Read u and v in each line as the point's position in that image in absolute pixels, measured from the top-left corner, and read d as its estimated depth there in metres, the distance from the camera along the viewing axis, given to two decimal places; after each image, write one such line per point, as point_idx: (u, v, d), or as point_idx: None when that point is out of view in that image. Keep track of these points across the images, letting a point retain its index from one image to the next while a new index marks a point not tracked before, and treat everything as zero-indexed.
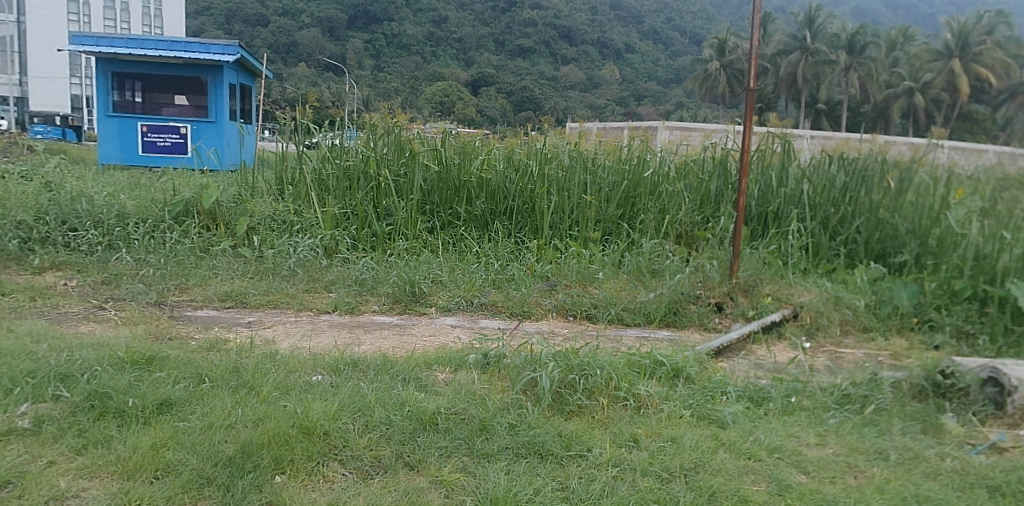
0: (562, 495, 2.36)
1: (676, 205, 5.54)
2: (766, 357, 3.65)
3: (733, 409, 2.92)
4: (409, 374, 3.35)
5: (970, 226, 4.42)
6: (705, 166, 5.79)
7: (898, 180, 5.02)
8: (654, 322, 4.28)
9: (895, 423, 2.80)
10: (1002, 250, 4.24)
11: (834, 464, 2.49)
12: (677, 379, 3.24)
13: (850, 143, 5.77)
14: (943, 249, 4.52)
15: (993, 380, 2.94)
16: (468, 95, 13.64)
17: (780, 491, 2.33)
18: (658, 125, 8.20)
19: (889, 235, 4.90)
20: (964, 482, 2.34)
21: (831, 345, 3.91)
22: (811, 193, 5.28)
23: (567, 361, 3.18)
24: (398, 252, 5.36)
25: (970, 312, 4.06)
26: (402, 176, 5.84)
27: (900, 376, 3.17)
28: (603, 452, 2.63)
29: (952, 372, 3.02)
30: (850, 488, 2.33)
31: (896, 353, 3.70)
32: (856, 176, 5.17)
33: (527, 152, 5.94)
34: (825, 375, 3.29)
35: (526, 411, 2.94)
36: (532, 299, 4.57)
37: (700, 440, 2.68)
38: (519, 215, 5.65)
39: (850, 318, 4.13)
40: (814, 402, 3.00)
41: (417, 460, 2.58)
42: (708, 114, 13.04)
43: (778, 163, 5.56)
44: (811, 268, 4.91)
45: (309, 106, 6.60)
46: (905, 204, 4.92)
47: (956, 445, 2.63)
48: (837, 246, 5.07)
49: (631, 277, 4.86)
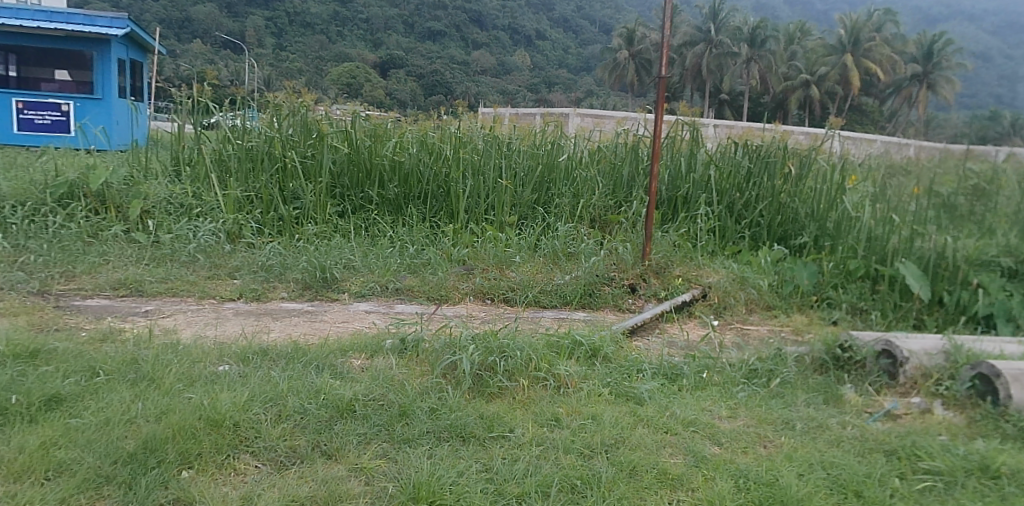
0: (486, 476, 2.35)
1: (590, 189, 5.58)
2: (679, 335, 3.78)
3: (649, 386, 3.00)
4: (324, 361, 3.24)
5: (864, 209, 4.67)
6: (618, 151, 5.85)
7: (799, 166, 5.32)
8: (570, 304, 4.32)
9: (799, 395, 2.96)
10: (892, 233, 4.43)
11: (745, 435, 2.61)
12: (596, 358, 3.30)
13: (753, 132, 6.05)
14: (840, 232, 4.78)
15: (887, 351, 3.14)
16: (377, 77, 13.29)
17: (697, 463, 2.42)
18: (568, 111, 8.28)
19: (790, 218, 5.15)
20: (864, 448, 2.50)
21: (737, 322, 4.09)
22: (717, 179, 5.46)
23: (487, 344, 3.18)
24: (307, 237, 5.17)
25: (864, 289, 4.32)
26: (310, 158, 5.63)
27: (803, 351, 3.34)
28: (525, 432, 2.65)
29: (850, 346, 3.22)
30: (761, 457, 2.45)
31: (798, 329, 3.93)
32: (760, 161, 5.41)
33: (440, 136, 5.83)
34: (734, 351, 3.43)
35: (446, 395, 2.91)
36: (448, 283, 4.51)
37: (620, 417, 2.74)
38: (434, 199, 5.55)
39: (755, 298, 4.32)
40: (724, 377, 3.13)
41: (335, 448, 2.50)
42: (617, 102, 13.31)
43: (687, 150, 5.72)
44: (718, 250, 5.12)
45: (207, 83, 6.23)
46: (804, 188, 5.21)
47: (855, 413, 2.80)
48: (743, 229, 5.27)
49: (547, 260, 4.87)
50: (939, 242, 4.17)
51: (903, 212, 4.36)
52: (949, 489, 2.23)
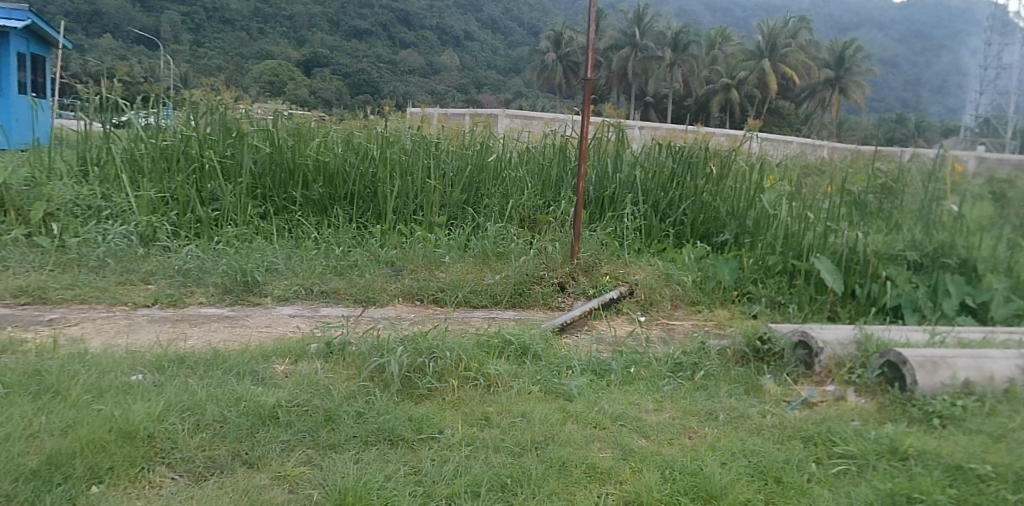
0: (415, 478, 2.30)
1: (519, 190, 5.53)
2: (607, 331, 3.81)
3: (578, 381, 3.01)
4: (245, 368, 3.11)
5: (780, 207, 4.86)
6: (546, 152, 5.81)
7: (720, 167, 5.39)
8: (501, 304, 4.28)
9: (722, 386, 3.04)
10: (807, 229, 4.62)
11: (671, 427, 2.66)
12: (526, 357, 3.29)
13: (676, 134, 6.20)
14: (759, 229, 4.87)
15: (803, 342, 3.24)
16: (300, 75, 12.90)
17: (624, 456, 2.45)
18: (497, 111, 8.29)
19: (712, 217, 5.20)
20: (783, 435, 2.58)
21: (663, 318, 4.15)
22: (643, 179, 5.45)
23: (416, 345, 3.13)
24: (226, 239, 4.96)
25: (782, 284, 4.42)
26: (229, 157, 5.42)
27: (725, 344, 3.45)
28: (455, 432, 2.61)
29: (769, 338, 3.32)
30: (686, 447, 2.50)
31: (720, 323, 4.03)
32: (683, 161, 5.42)
33: (367, 136, 5.72)
34: (659, 346, 3.50)
35: (374, 398, 2.84)
36: (377, 285, 4.41)
37: (549, 414, 2.74)
38: (360, 200, 5.42)
39: (680, 294, 4.40)
40: (651, 371, 3.18)
41: (257, 457, 2.39)
42: (545, 103, 13.40)
43: (613, 151, 5.68)
44: (644, 248, 5.09)
45: (117, 80, 5.93)
46: (725, 188, 5.26)
47: (774, 402, 2.89)
48: (667, 227, 5.27)
49: (477, 260, 4.81)
50: (850, 238, 4.36)
51: (817, 209, 4.77)
52: (862, 472, 2.34)
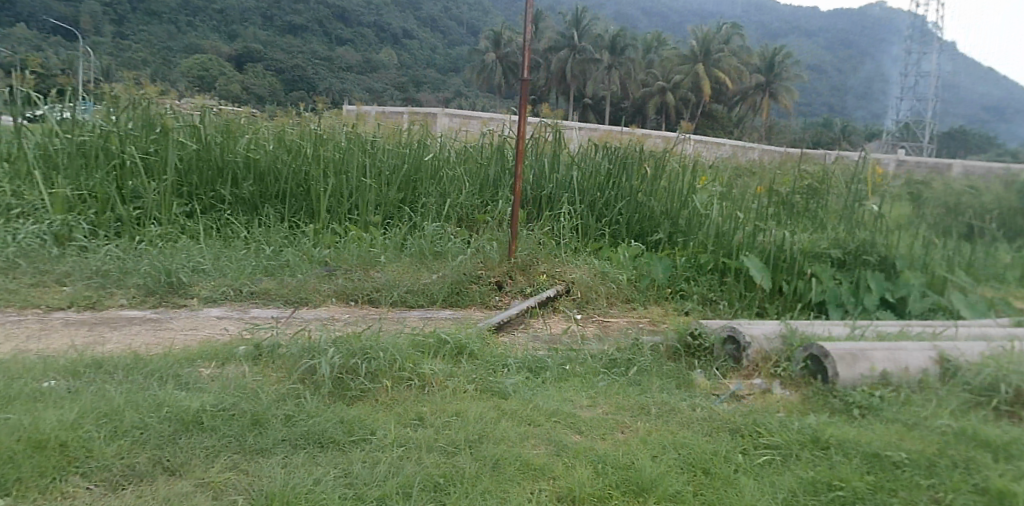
0: (345, 481, 2.24)
1: (456, 189, 5.47)
2: (543, 329, 3.81)
3: (514, 379, 3.00)
4: (167, 372, 2.97)
5: (712, 207, 4.91)
6: (484, 152, 5.77)
7: (653, 168, 5.39)
8: (437, 303, 4.22)
9: (654, 381, 3.08)
10: (737, 228, 4.69)
11: (604, 422, 2.67)
12: (462, 356, 3.24)
13: (612, 135, 6.27)
14: (691, 228, 4.93)
15: (732, 337, 3.30)
16: (232, 70, 12.46)
17: (558, 451, 2.45)
18: (437, 110, 8.24)
19: (646, 217, 5.20)
20: (712, 427, 2.64)
21: (599, 315, 4.16)
22: (580, 180, 5.38)
23: (349, 347, 3.06)
24: (149, 238, 4.74)
25: (713, 282, 4.50)
26: (153, 154, 5.20)
27: (658, 340, 3.51)
28: (388, 433, 2.55)
29: (700, 333, 3.38)
30: (618, 441, 2.53)
31: (654, 319, 4.07)
32: (619, 162, 5.40)
33: (300, 133, 5.60)
34: (595, 343, 3.52)
35: (305, 401, 2.76)
36: (309, 285, 4.29)
37: (484, 412, 2.71)
38: (293, 199, 5.27)
39: (614, 291, 4.36)
40: (586, 368, 3.19)
41: (180, 463, 2.28)
42: (485, 103, 13.36)
43: (550, 151, 5.58)
44: (580, 247, 4.97)
45: (30, 72, 5.62)
46: (659, 188, 5.28)
47: (705, 396, 2.95)
48: (603, 227, 5.21)
49: (413, 259, 4.74)
50: (777, 237, 4.48)
51: (747, 209, 4.86)
52: (786, 461, 2.41)
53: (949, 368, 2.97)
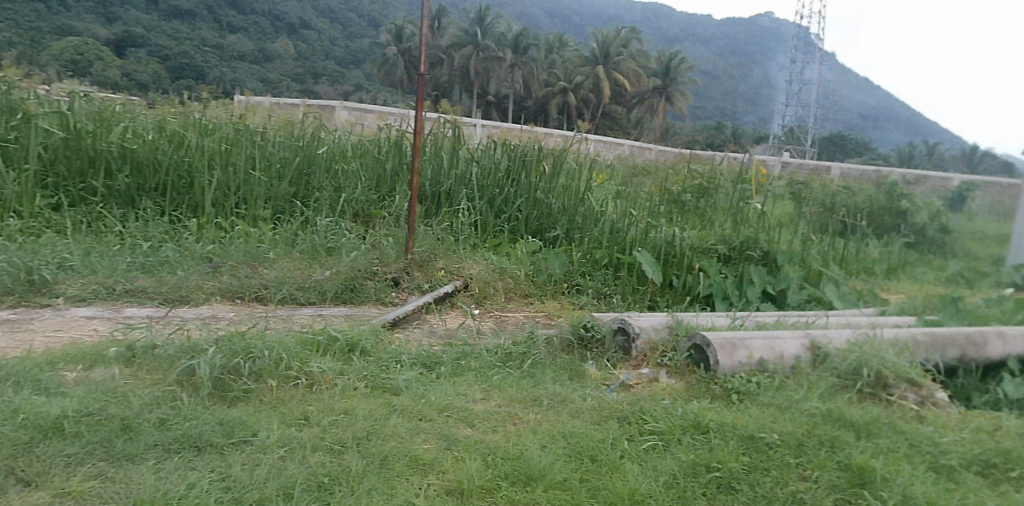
0: (223, 485, 2.11)
1: (351, 184, 5.28)
2: (439, 325, 3.77)
3: (406, 375, 2.94)
4: (22, 377, 2.70)
5: (607, 205, 5.02)
6: (380, 146, 5.61)
7: (552, 165, 5.32)
8: (329, 300, 4.08)
9: (548, 374, 3.11)
10: (632, 225, 4.78)
11: (496, 415, 2.67)
12: (353, 353, 3.14)
13: (511, 133, 6.24)
14: (586, 225, 4.96)
15: (621, 329, 3.40)
16: (110, 54, 11.59)
17: (448, 446, 2.42)
18: (335, 103, 8.02)
19: (545, 213, 5.11)
20: (601, 416, 2.70)
21: (497, 310, 4.15)
22: (479, 176, 5.25)
23: (231, 346, 2.91)
24: (8, 233, 4.33)
25: (608, 276, 4.54)
26: (13, 141, 4.76)
27: (552, 333, 3.55)
28: (271, 434, 2.43)
29: (592, 325, 3.48)
30: (509, 433, 2.53)
31: (551, 313, 4.09)
32: (518, 160, 5.28)
33: (183, 123, 5.32)
34: (490, 337, 3.52)
35: (181, 403, 2.59)
36: (191, 282, 4.05)
37: (373, 409, 2.64)
38: (174, 192, 4.97)
39: (512, 286, 4.35)
40: (480, 362, 3.18)
41: (35, 474, 2.09)
42: (386, 98, 13.11)
43: (448, 147, 5.44)
44: (479, 243, 4.87)
45: None
46: (557, 186, 5.21)
47: (595, 386, 3.01)
48: (502, 223, 5.10)
49: (305, 256, 4.57)
50: (668, 233, 4.65)
51: (642, 207, 4.96)
52: (668, 446, 2.50)
53: (820, 355, 3.17)
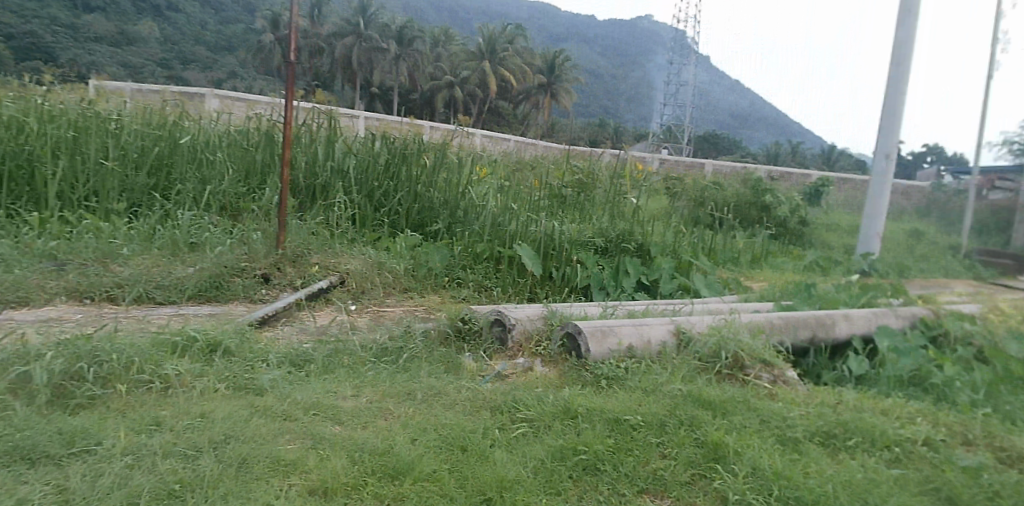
0: (58, 499, 1.94)
1: (218, 175, 5.00)
2: (311, 321, 3.65)
3: (272, 375, 2.82)
4: None
5: (488, 198, 5.02)
6: (250, 137, 5.34)
7: (433, 158, 5.25)
8: (191, 299, 3.85)
9: (423, 367, 3.08)
10: (512, 219, 4.80)
11: (366, 412, 2.61)
12: (215, 353, 2.98)
13: (392, 125, 6.14)
14: (467, 218, 4.96)
15: (498, 320, 3.43)
16: None
17: (314, 445, 2.34)
18: (205, 91, 7.61)
19: (426, 206, 5.07)
20: (473, 407, 2.70)
21: (375, 305, 4.06)
22: (357, 169, 5.13)
23: (74, 350, 2.68)
24: None
25: (489, 269, 4.55)
26: None
27: (430, 327, 3.52)
28: (118, 441, 2.25)
29: (470, 318, 3.49)
30: (379, 429, 2.48)
31: (430, 307, 4.05)
32: (397, 153, 5.19)
33: (23, 109, 4.87)
34: (364, 333, 3.44)
35: (13, 413, 2.35)
36: (32, 282, 3.69)
37: (234, 411, 2.51)
38: (12, 183, 4.53)
39: (390, 281, 4.28)
40: (354, 359, 3.10)
41: None
42: (264, 88, 12.52)
43: (324, 138, 5.29)
44: (357, 238, 4.76)
45: None
46: (439, 180, 5.18)
47: (471, 377, 3.01)
48: (381, 217, 5.01)
49: (165, 252, 4.29)
50: (548, 227, 4.68)
51: (522, 201, 5.01)
52: (538, 433, 2.53)
53: (683, 340, 3.34)
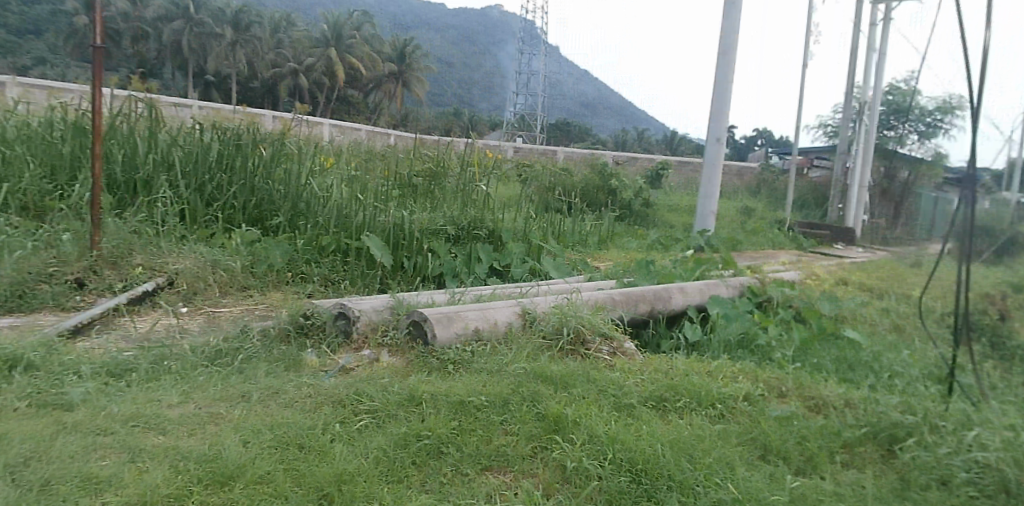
0: None
1: (18, 171, 4.48)
2: (133, 327, 3.37)
3: (84, 388, 2.57)
4: None
5: (331, 190, 4.87)
6: (56, 128, 4.82)
7: (271, 149, 5.00)
8: None
9: (260, 367, 2.94)
10: (358, 210, 4.68)
11: (195, 418, 2.45)
12: (14, 370, 2.68)
13: (224, 115, 5.78)
14: (310, 210, 4.78)
15: (342, 314, 3.35)
16: None
17: (133, 458, 2.17)
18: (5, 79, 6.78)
19: (266, 200, 4.84)
20: (314, 404, 2.62)
21: (209, 306, 3.83)
22: (185, 161, 4.78)
23: None
24: None
25: (336, 263, 4.43)
26: None
27: (269, 325, 3.36)
28: None
29: (312, 313, 3.37)
30: (208, 436, 2.34)
31: (271, 305, 3.86)
32: (230, 144, 4.89)
33: None
34: (195, 336, 3.23)
35: None
36: None
37: (37, 430, 2.27)
38: None
39: (225, 279, 4.04)
40: (183, 364, 2.91)
41: None
42: None
43: (144, 130, 4.88)
44: (188, 235, 4.45)
45: None
46: (278, 171, 4.94)
47: (313, 374, 2.92)
48: (214, 212, 4.70)
49: None
50: (396, 217, 4.61)
51: (368, 191, 4.90)
52: (381, 423, 2.50)
53: (528, 320, 3.43)
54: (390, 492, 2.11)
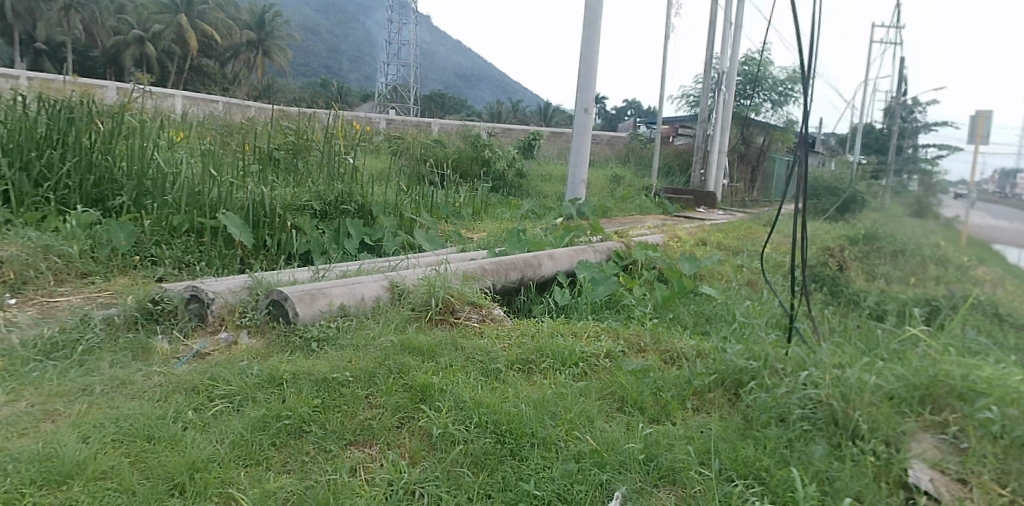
0: None
1: None
2: None
3: None
4: None
5: (182, 166, 4.56)
6: None
7: (110, 123, 4.60)
8: None
9: (103, 358, 2.75)
10: (213, 188, 4.41)
11: (26, 416, 2.26)
12: None
13: (52, 85, 5.23)
14: (158, 189, 4.45)
15: (195, 297, 3.18)
16: None
17: None
18: None
19: (107, 178, 4.45)
20: (164, 392, 2.48)
21: (43, 296, 3.50)
22: (8, 138, 4.30)
23: None
24: None
25: (189, 243, 4.17)
26: None
27: (113, 312, 3.13)
28: None
29: (162, 298, 3.17)
30: (42, 434, 2.16)
31: (117, 292, 3.59)
32: (60, 118, 4.45)
33: None
34: (23, 328, 2.95)
35: None
36: None
37: None
38: None
39: (61, 266, 3.72)
40: (11, 360, 2.65)
41: None
42: None
43: None
44: (15, 219, 4.02)
45: None
46: (119, 147, 4.56)
47: (163, 362, 2.77)
48: (46, 193, 4.27)
49: None
50: (256, 193, 4.40)
51: (224, 167, 4.63)
52: (239, 407, 2.43)
53: (396, 293, 3.42)
54: (248, 476, 2.06)
